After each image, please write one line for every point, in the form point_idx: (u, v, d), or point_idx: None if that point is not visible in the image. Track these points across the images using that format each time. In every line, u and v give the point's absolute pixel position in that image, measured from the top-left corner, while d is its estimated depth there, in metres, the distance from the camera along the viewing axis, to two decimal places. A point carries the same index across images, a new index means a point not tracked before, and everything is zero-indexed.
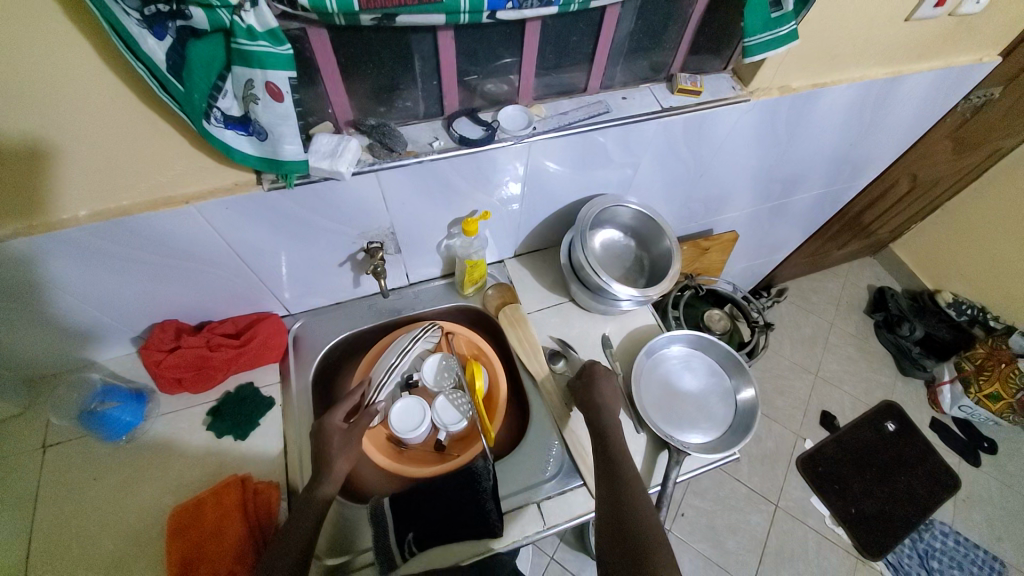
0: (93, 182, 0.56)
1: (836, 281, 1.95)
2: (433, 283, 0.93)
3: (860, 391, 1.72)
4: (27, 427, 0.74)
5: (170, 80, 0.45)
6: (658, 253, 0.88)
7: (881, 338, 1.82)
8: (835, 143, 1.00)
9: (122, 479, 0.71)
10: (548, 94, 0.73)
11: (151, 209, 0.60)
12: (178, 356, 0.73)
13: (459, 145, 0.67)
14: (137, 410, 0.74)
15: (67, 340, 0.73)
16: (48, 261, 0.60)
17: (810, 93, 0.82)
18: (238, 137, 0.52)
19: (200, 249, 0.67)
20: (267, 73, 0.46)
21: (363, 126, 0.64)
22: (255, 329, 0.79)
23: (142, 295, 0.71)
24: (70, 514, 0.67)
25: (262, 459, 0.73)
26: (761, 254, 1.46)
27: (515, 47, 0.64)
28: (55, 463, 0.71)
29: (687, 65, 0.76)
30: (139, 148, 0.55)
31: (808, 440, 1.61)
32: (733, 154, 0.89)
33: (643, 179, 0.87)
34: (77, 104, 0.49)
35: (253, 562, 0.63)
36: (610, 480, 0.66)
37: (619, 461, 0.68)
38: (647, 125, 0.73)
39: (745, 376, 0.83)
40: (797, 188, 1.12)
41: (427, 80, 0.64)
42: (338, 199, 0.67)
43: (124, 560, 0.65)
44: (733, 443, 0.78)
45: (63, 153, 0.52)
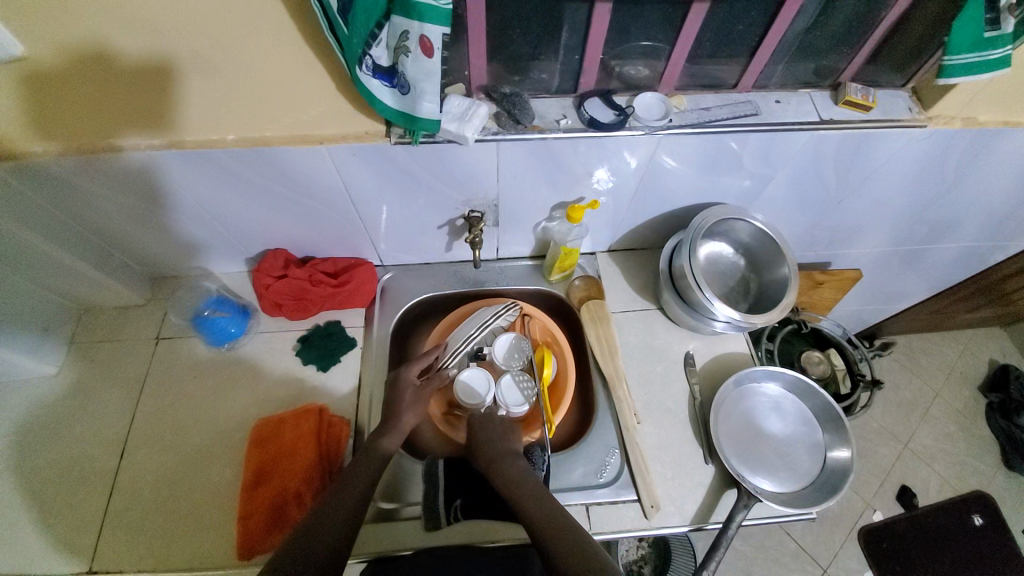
0: (243, 107, 0.59)
1: (953, 347, 1.71)
2: (522, 262, 0.92)
3: (953, 475, 1.51)
4: (146, 317, 0.83)
5: (336, 20, 0.46)
6: (770, 280, 0.81)
7: (990, 422, 1.58)
8: (1010, 193, 0.85)
9: (217, 382, 0.78)
10: (691, 86, 0.67)
11: (288, 142, 0.63)
12: (285, 284, 0.79)
13: (587, 127, 0.64)
14: (241, 324, 0.80)
15: (190, 249, 0.81)
16: (194, 176, 0.66)
17: (997, 130, 0.69)
18: (382, 87, 0.53)
19: (320, 187, 0.70)
20: (423, 27, 0.46)
21: (496, 93, 0.63)
22: (351, 274, 0.82)
23: (261, 221, 0.76)
24: (169, 403, 0.76)
25: (336, 395, 0.77)
26: (875, 300, 1.30)
27: (670, 31, 0.60)
28: (166, 354, 0.80)
29: (858, 76, 0.67)
30: (288, 83, 0.58)
31: (878, 512, 1.45)
32: (881, 186, 0.78)
33: (770, 195, 0.79)
34: (252, 33, 0.52)
35: (316, 487, 0.67)
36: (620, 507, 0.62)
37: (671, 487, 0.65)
38: (795, 136, 0.66)
39: (842, 434, 0.75)
40: (944, 236, 0.98)
41: (568, 54, 0.62)
42: (454, 162, 0.67)
43: (208, 455, 0.72)
44: (813, 503, 0.71)
45: (228, 77, 0.56)
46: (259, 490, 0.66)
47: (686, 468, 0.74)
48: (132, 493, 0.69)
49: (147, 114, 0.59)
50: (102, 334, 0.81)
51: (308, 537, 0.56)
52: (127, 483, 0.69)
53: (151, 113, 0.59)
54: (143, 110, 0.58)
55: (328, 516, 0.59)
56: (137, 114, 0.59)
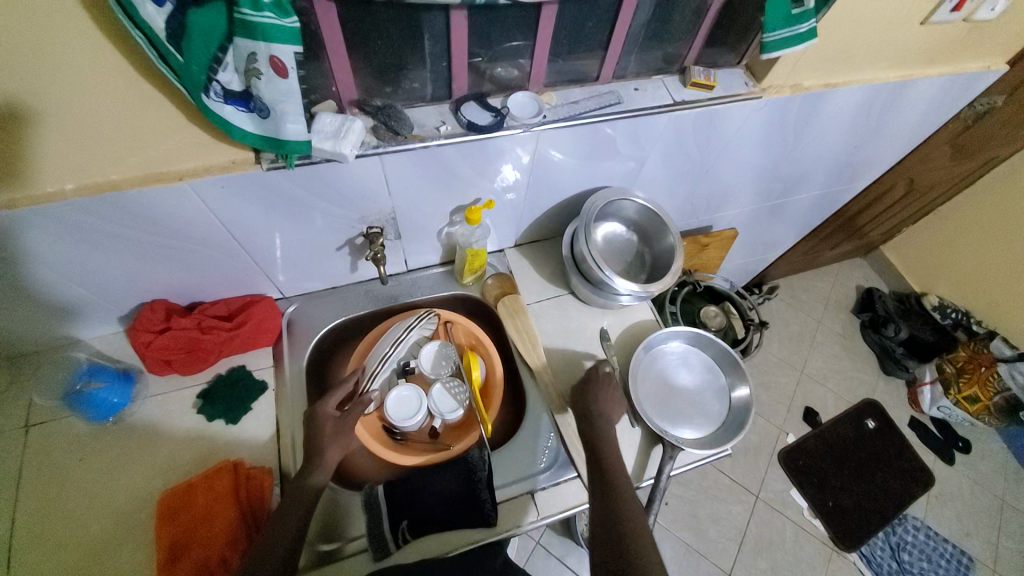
0: (74, 153, 0.52)
1: (826, 280, 1.98)
2: (433, 270, 0.92)
3: (843, 389, 1.75)
4: (3, 406, 0.71)
5: (169, 50, 0.43)
6: (660, 250, 0.88)
7: (866, 337, 1.85)
8: (840, 145, 1.00)
9: (107, 462, 0.69)
10: (559, 81, 0.71)
11: (142, 184, 0.57)
12: (169, 338, 0.71)
13: (467, 131, 0.65)
14: (125, 391, 0.72)
15: (48, 319, 0.71)
16: (29, 235, 0.57)
17: (819, 92, 0.81)
18: (238, 112, 0.50)
19: (195, 228, 0.65)
20: (271, 47, 0.44)
21: (368, 108, 0.62)
22: (247, 313, 0.77)
23: (129, 274, 0.69)
24: (52, 496, 0.66)
25: (255, 444, 0.72)
26: (757, 251, 1.47)
27: (528, 31, 0.63)
28: (37, 444, 0.69)
29: (701, 59, 0.75)
30: (127, 122, 0.52)
31: (790, 435, 1.64)
32: (739, 152, 0.88)
33: (648, 173, 0.86)
34: (75, 73, 0.46)
35: (243, 549, 0.62)
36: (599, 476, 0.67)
37: (603, 454, 0.69)
38: (657, 118, 0.72)
39: (740, 374, 0.84)
40: (798, 187, 1.12)
41: (436, 62, 0.62)
42: (339, 181, 0.65)
43: (109, 546, 0.63)
44: (726, 440, 0.79)
45: (54, 121, 0.49)
46: (175, 568, 0.59)
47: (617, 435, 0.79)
48: None
49: None
50: None
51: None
52: None
53: None
54: None
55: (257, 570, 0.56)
56: None
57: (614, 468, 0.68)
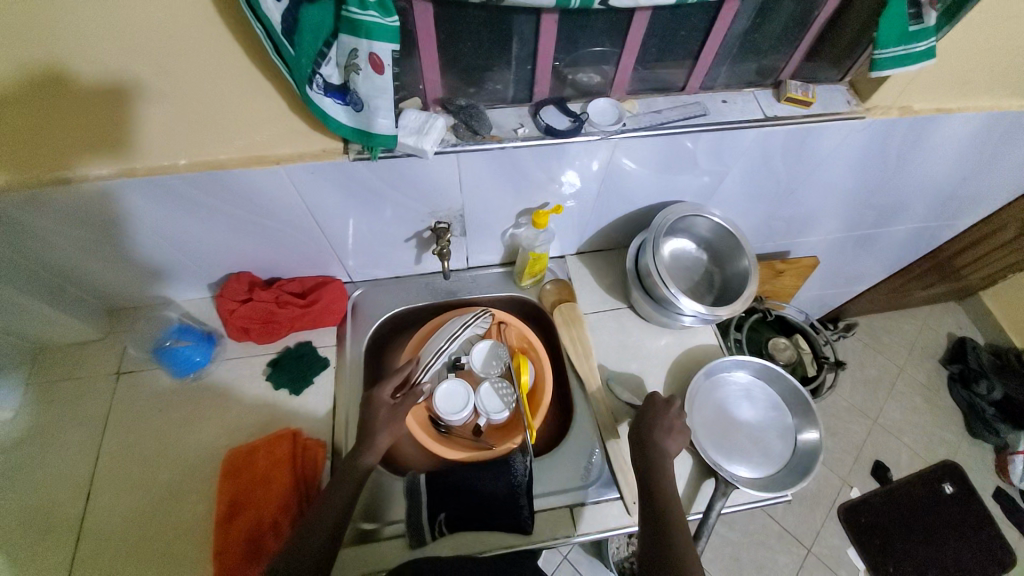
0: (191, 132, 0.58)
1: (913, 323, 1.79)
2: (492, 270, 0.93)
3: (922, 447, 1.58)
4: (104, 352, 0.80)
5: (282, 42, 0.46)
6: (732, 272, 0.84)
7: (954, 392, 1.66)
8: (948, 176, 0.90)
9: (184, 414, 0.75)
10: (642, 90, 0.70)
11: (243, 164, 0.62)
12: (250, 308, 0.77)
13: (543, 134, 0.65)
14: (206, 351, 0.78)
15: (149, 278, 0.79)
16: (145, 202, 0.64)
17: (932, 117, 0.74)
18: (335, 105, 0.53)
19: (282, 208, 0.69)
20: (372, 44, 0.46)
21: (451, 106, 0.64)
22: (319, 293, 0.81)
23: (221, 246, 0.75)
24: (136, 438, 0.73)
25: (313, 417, 0.76)
26: (836, 284, 1.36)
27: (617, 38, 0.62)
28: (127, 389, 0.77)
29: (798, 73, 0.71)
30: (237, 107, 0.57)
31: (855, 488, 1.50)
32: (830, 176, 0.82)
33: (727, 190, 0.82)
34: (201, 58, 0.51)
35: (294, 515, 0.66)
36: (650, 504, 0.65)
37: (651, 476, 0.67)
38: (743, 133, 0.69)
39: (810, 416, 0.78)
40: (893, 218, 1.02)
41: (521, 64, 0.63)
42: (415, 176, 0.67)
43: (177, 491, 0.69)
44: (787, 485, 0.73)
45: (179, 101, 0.55)
46: (233, 523, 0.64)
47: None
48: (99, 537, 0.66)
49: (93, 145, 0.57)
50: (60, 373, 0.78)
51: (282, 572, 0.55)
52: (94, 529, 0.66)
53: (100, 142, 0.57)
54: (87, 142, 0.57)
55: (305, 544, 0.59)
56: (79, 146, 0.57)
57: (659, 495, 0.65)
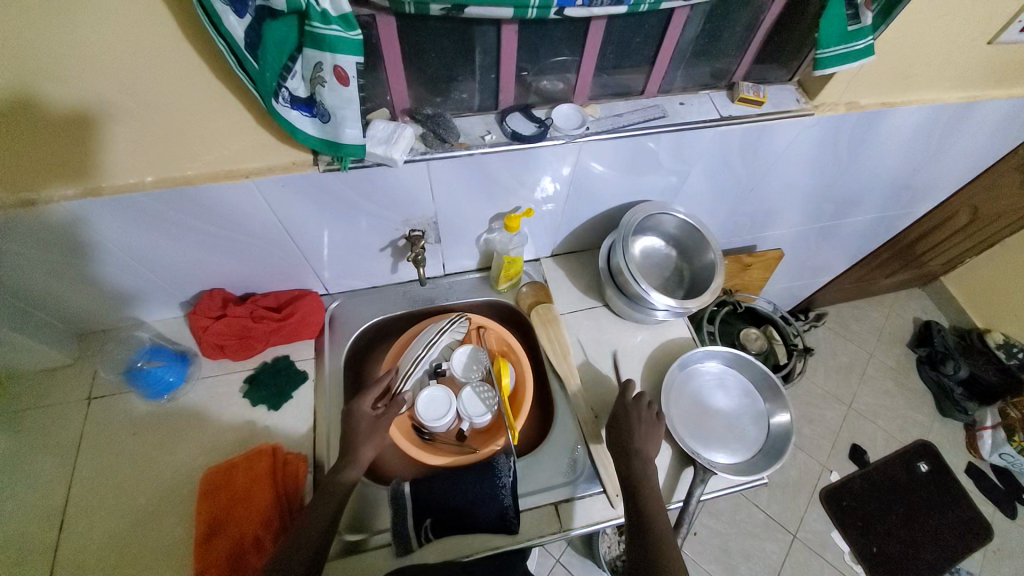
0: (158, 150, 0.58)
1: (879, 310, 1.87)
2: (469, 275, 0.94)
3: (894, 428, 1.64)
4: (74, 377, 0.78)
5: (245, 57, 0.46)
6: (700, 266, 0.86)
7: (922, 374, 1.73)
8: (897, 167, 0.95)
9: (160, 436, 0.74)
10: (603, 94, 0.72)
11: (212, 179, 0.62)
12: (224, 324, 0.76)
13: (511, 140, 0.67)
14: (180, 371, 0.77)
15: (118, 300, 0.77)
16: (113, 222, 0.64)
17: (876, 112, 0.78)
18: (302, 117, 0.54)
19: (254, 223, 0.69)
20: (336, 57, 0.47)
21: (419, 116, 0.65)
22: (294, 306, 0.81)
23: (193, 263, 0.74)
24: (110, 463, 0.71)
25: (293, 431, 0.75)
26: (804, 275, 1.41)
27: (576, 46, 0.64)
28: (99, 414, 0.75)
29: (750, 75, 0.75)
30: (204, 123, 0.57)
31: (834, 473, 1.55)
32: (787, 171, 0.86)
33: (691, 188, 0.85)
34: (165, 77, 0.52)
35: (277, 530, 0.65)
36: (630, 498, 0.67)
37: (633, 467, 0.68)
38: (702, 133, 0.72)
39: (781, 400, 0.81)
40: (851, 210, 1.07)
41: (485, 73, 0.65)
42: (387, 185, 0.68)
43: (156, 515, 0.68)
44: (763, 468, 0.76)
45: (143, 119, 0.55)
46: (214, 543, 0.63)
47: None
48: (74, 567, 0.64)
49: (55, 167, 0.56)
50: (25, 402, 0.75)
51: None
52: (68, 559, 0.64)
53: (60, 164, 0.56)
54: (49, 164, 0.56)
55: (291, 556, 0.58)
56: (38, 168, 0.56)
57: (639, 490, 0.67)
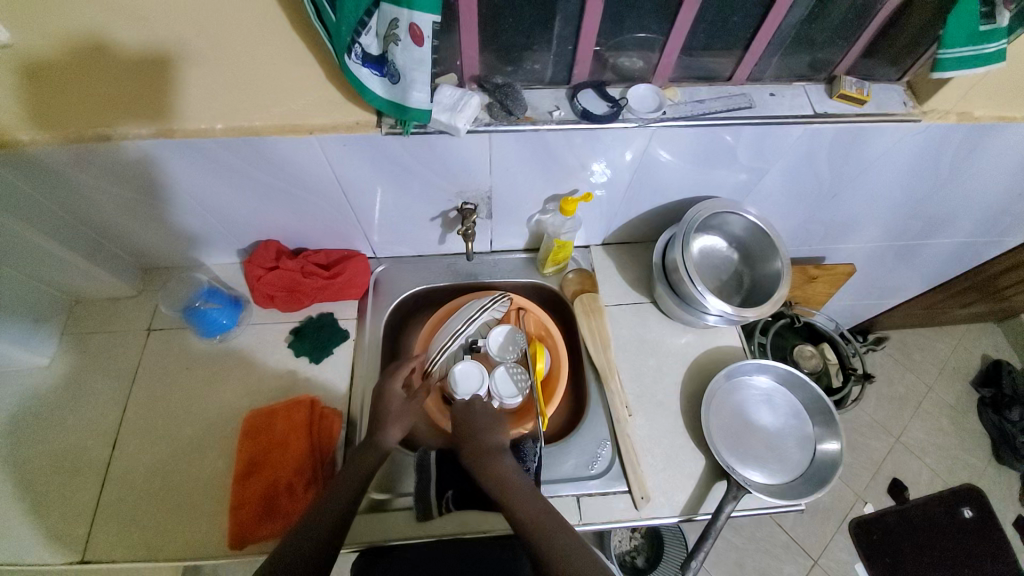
0: (229, 96, 0.58)
1: (946, 342, 1.72)
2: (516, 255, 0.92)
3: (943, 469, 1.52)
4: (137, 308, 0.83)
5: (324, 8, 0.46)
6: (762, 273, 0.81)
7: (983, 416, 1.59)
8: (1004, 189, 0.85)
9: (208, 374, 0.77)
10: (685, 78, 0.67)
11: (277, 132, 0.62)
12: (276, 275, 0.78)
13: (579, 119, 0.63)
14: (233, 315, 0.79)
15: (181, 241, 0.80)
16: (182, 164, 0.65)
17: (992, 125, 0.69)
18: (372, 76, 0.52)
19: (313, 179, 0.69)
20: (413, 15, 0.46)
21: (487, 84, 0.63)
22: (343, 266, 0.82)
23: (252, 212, 0.76)
24: (162, 393, 0.76)
25: (330, 387, 0.77)
26: (869, 295, 1.31)
27: (664, 22, 0.60)
28: (157, 345, 0.80)
29: (854, 69, 0.67)
30: (277, 74, 0.57)
31: (869, 505, 1.46)
32: (875, 180, 0.78)
33: (765, 188, 0.79)
34: (243, 22, 0.51)
35: (309, 479, 0.67)
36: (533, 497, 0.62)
37: None
38: (789, 129, 0.65)
39: (832, 427, 0.75)
40: (939, 230, 0.97)
41: (562, 45, 0.61)
42: (446, 154, 0.66)
43: (198, 447, 0.72)
44: (802, 494, 0.71)
45: (219, 65, 0.55)
46: (252, 480, 0.67)
47: (676, 460, 0.74)
48: (122, 484, 0.69)
49: (135, 103, 0.58)
50: (93, 326, 0.81)
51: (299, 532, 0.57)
52: (118, 476, 0.70)
53: (140, 103, 0.58)
54: (130, 100, 0.57)
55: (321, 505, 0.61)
56: (120, 105, 0.58)
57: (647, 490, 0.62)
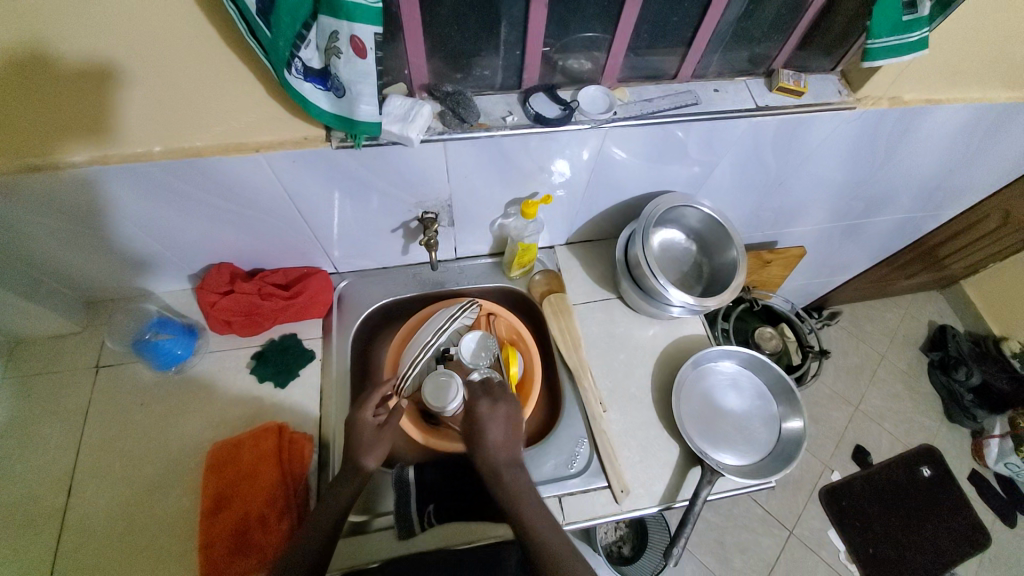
0: (166, 117, 0.56)
1: (894, 312, 1.82)
2: (481, 260, 0.92)
3: (900, 431, 1.62)
4: (83, 344, 0.78)
5: (258, 24, 0.44)
6: (720, 263, 0.84)
7: (932, 378, 1.70)
8: (934, 167, 0.91)
9: (166, 409, 0.74)
10: (633, 78, 0.68)
11: (222, 152, 0.59)
12: (232, 300, 0.75)
13: (533, 123, 0.64)
14: (188, 344, 0.76)
15: (126, 270, 0.76)
16: (119, 190, 0.62)
17: (919, 108, 0.73)
18: (316, 90, 0.51)
19: (263, 197, 0.67)
20: (353, 27, 0.45)
21: (438, 93, 0.62)
22: (304, 284, 0.80)
23: (201, 235, 0.72)
24: (117, 433, 0.72)
25: (299, 410, 0.75)
26: (822, 273, 1.37)
27: (608, 24, 0.61)
28: (107, 383, 0.75)
29: (790, 62, 0.70)
30: (215, 91, 0.55)
31: (836, 472, 1.54)
32: (818, 166, 0.82)
33: (717, 180, 0.81)
34: (173, 39, 0.49)
35: (282, 508, 0.65)
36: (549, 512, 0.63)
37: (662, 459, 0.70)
38: (735, 123, 0.68)
39: (795, 405, 0.79)
40: (879, 209, 1.03)
41: (510, 50, 0.61)
42: (401, 165, 0.65)
43: (161, 486, 0.68)
44: (772, 472, 0.74)
45: (151, 86, 0.53)
46: (220, 516, 0.64)
47: (652, 451, 0.76)
48: (79, 534, 0.65)
49: (60, 130, 0.54)
50: (34, 367, 0.76)
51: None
52: (73, 525, 0.65)
53: (66, 129, 0.54)
54: (54, 126, 0.54)
55: (303, 541, 0.60)
56: (42, 132, 0.54)
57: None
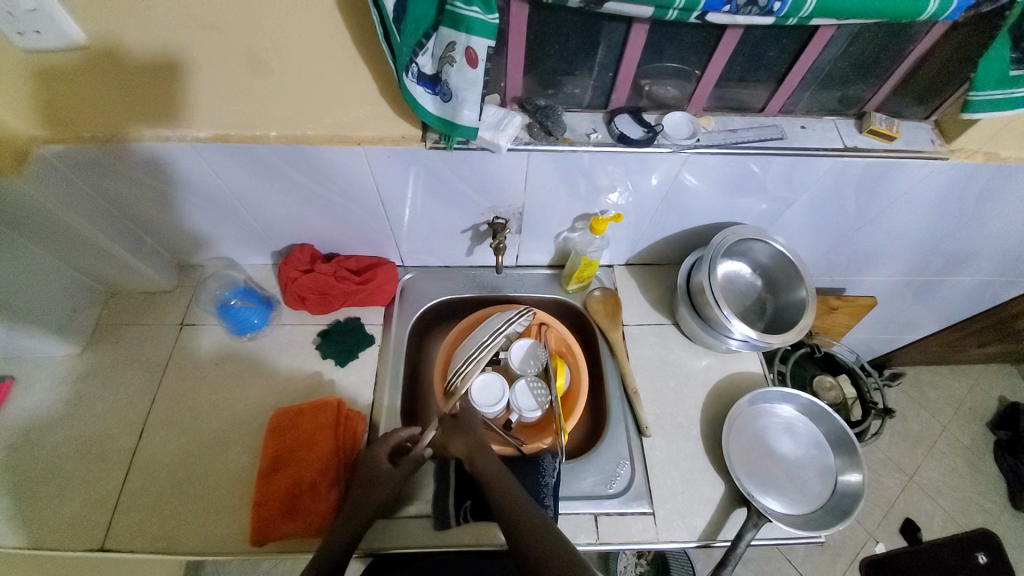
0: (285, 106, 0.61)
1: (961, 381, 1.70)
2: (540, 271, 0.94)
3: (957, 510, 1.49)
4: (171, 302, 0.86)
5: (391, 29, 0.48)
6: (787, 301, 0.82)
7: (998, 459, 1.56)
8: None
9: (237, 370, 0.79)
10: (719, 107, 0.70)
11: (328, 143, 0.64)
12: (310, 278, 0.80)
13: (616, 142, 0.66)
14: (264, 315, 0.82)
15: (219, 240, 0.83)
16: (230, 166, 0.68)
17: (1017, 167, 0.70)
18: (425, 94, 0.55)
19: (353, 187, 0.72)
20: (470, 39, 0.48)
21: (529, 105, 0.65)
22: (374, 271, 0.84)
23: (290, 216, 0.78)
24: (190, 388, 0.78)
25: (354, 390, 0.78)
26: (885, 329, 1.31)
27: (702, 54, 0.62)
28: (187, 340, 0.82)
29: (883, 106, 0.69)
30: (330, 86, 0.60)
31: (881, 544, 1.43)
32: (899, 216, 0.80)
33: (791, 217, 0.80)
34: (307, 36, 0.54)
35: (332, 479, 0.68)
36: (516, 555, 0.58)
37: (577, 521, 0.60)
38: (819, 161, 0.68)
39: (854, 459, 0.75)
40: (960, 268, 0.98)
41: (603, 71, 0.64)
42: (484, 170, 0.69)
43: (223, 442, 0.73)
44: (822, 527, 0.71)
45: (278, 76, 0.58)
46: (277, 477, 0.68)
47: (694, 484, 0.74)
48: (147, 473, 0.70)
49: (194, 107, 0.61)
50: (126, 318, 0.84)
51: (328, 553, 0.59)
52: (142, 464, 0.71)
53: (202, 106, 0.61)
54: (188, 102, 0.61)
55: (352, 518, 0.63)
56: (183, 106, 0.61)
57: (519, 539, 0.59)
